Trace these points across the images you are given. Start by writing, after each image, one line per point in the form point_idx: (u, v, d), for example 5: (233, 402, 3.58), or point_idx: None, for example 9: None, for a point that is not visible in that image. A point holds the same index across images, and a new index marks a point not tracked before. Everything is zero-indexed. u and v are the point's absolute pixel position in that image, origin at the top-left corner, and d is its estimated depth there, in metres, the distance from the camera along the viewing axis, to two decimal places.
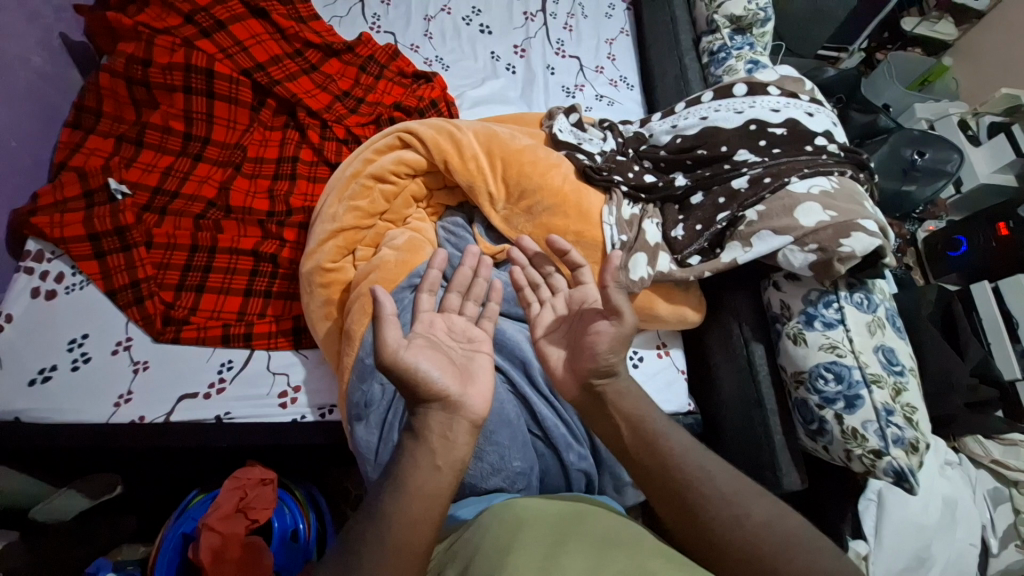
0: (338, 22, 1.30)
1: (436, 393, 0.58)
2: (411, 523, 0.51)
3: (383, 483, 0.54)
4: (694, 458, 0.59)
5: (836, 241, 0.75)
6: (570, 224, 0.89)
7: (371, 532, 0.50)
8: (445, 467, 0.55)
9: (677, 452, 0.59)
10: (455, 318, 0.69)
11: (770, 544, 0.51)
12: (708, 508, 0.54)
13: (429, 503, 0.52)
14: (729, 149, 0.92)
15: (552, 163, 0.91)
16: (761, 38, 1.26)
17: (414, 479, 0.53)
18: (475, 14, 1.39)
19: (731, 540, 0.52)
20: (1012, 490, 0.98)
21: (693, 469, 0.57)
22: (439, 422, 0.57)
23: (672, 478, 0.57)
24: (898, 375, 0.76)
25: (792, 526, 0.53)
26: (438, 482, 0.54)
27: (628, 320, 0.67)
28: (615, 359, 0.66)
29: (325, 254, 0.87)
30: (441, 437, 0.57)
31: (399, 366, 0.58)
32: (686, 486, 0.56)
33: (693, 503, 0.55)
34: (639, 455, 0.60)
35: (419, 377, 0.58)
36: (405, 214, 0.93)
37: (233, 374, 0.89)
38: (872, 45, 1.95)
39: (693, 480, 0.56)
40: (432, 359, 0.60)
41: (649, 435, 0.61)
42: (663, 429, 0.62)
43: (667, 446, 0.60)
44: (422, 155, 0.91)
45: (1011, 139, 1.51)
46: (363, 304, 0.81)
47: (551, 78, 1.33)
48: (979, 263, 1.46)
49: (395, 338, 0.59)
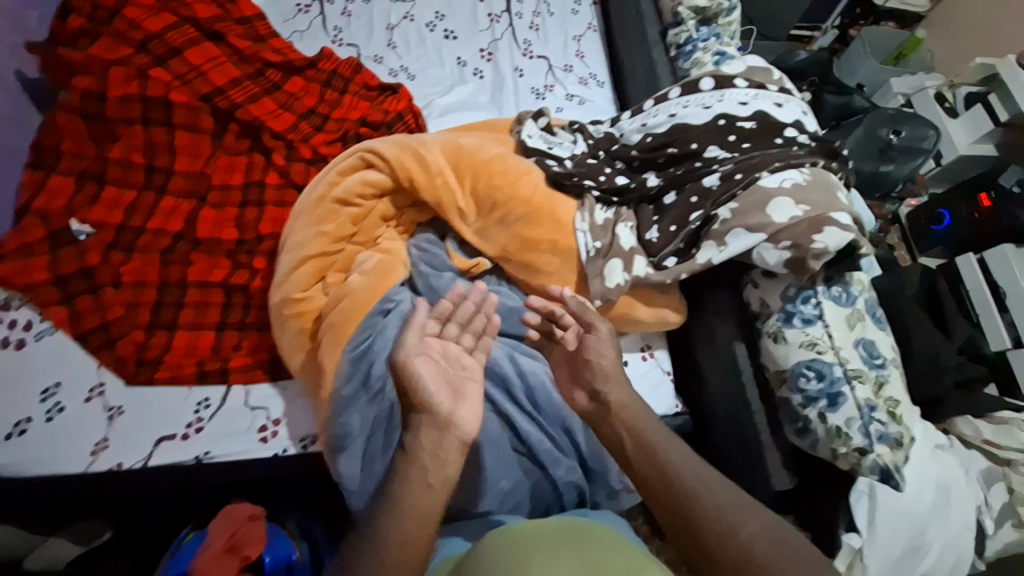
0: (299, 37, 1.28)
1: (425, 412, 0.62)
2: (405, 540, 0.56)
3: (382, 501, 0.59)
4: (691, 467, 0.65)
5: (809, 237, 0.73)
6: (544, 233, 0.89)
7: (368, 547, 0.56)
8: (437, 484, 0.60)
9: (675, 463, 0.65)
10: (451, 345, 0.68)
11: (764, 551, 0.58)
12: (704, 516, 0.61)
13: (421, 520, 0.58)
14: (699, 145, 0.91)
15: (522, 172, 0.91)
16: (727, 27, 1.22)
17: (407, 499, 0.58)
18: (439, 20, 1.37)
19: (725, 542, 0.59)
20: (1006, 469, 0.93)
21: (692, 479, 0.64)
22: (429, 440, 0.61)
23: (672, 484, 0.64)
24: (880, 369, 0.73)
25: (782, 533, 0.60)
26: (430, 499, 0.59)
27: (603, 328, 0.74)
28: (608, 366, 0.72)
29: (294, 284, 0.82)
30: (433, 455, 0.61)
31: (405, 368, 0.64)
32: (683, 492, 0.63)
33: (691, 510, 0.62)
34: (639, 461, 0.67)
35: (417, 390, 0.62)
36: (375, 235, 0.89)
37: (210, 413, 0.87)
38: (844, 21, 1.97)
39: (691, 489, 0.63)
40: (430, 370, 0.64)
41: (649, 447, 0.67)
42: (662, 440, 0.68)
43: (666, 457, 0.66)
44: (387, 175, 0.87)
45: (988, 108, 1.52)
46: (336, 335, 0.78)
47: (520, 80, 1.32)
48: (962, 236, 1.53)
49: (411, 341, 0.65)
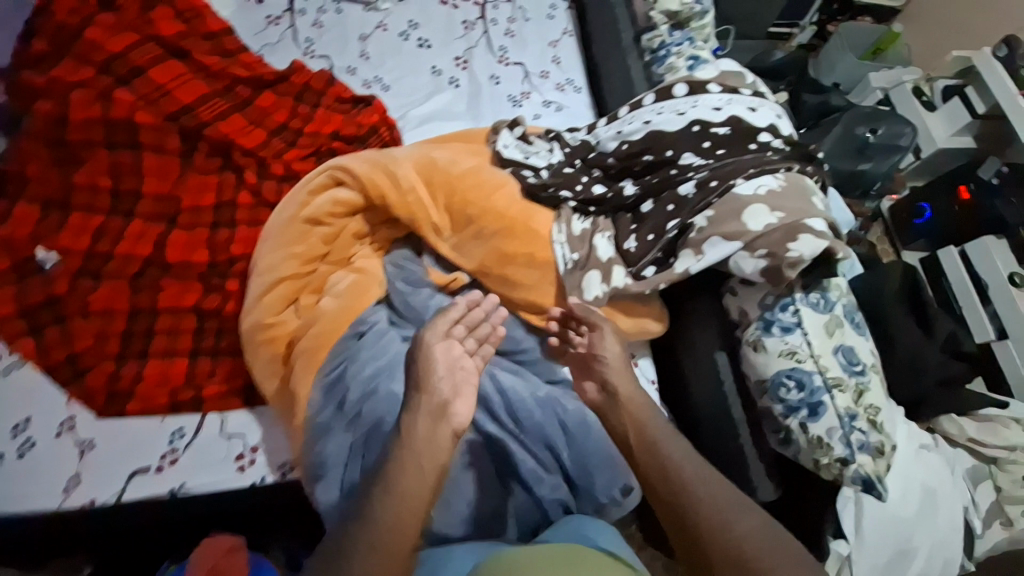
0: (270, 51, 1.25)
1: (428, 398, 0.68)
2: (403, 520, 0.59)
3: (377, 486, 0.61)
4: (688, 463, 0.72)
5: (784, 245, 0.73)
6: (520, 247, 0.88)
7: (362, 530, 0.58)
8: (429, 468, 0.64)
9: (675, 459, 0.72)
10: (455, 346, 0.74)
11: (752, 547, 0.61)
12: (698, 508, 0.66)
13: (410, 502, 0.61)
14: (674, 153, 0.90)
15: (498, 185, 0.90)
16: (701, 30, 1.22)
17: (400, 482, 0.61)
18: (413, 29, 1.35)
19: (716, 535, 0.63)
20: (992, 466, 0.94)
21: (690, 476, 0.70)
22: (425, 425, 0.66)
23: (670, 478, 0.71)
24: (858, 376, 0.73)
25: (777, 537, 0.62)
26: (421, 482, 0.62)
27: (604, 328, 0.86)
28: (615, 359, 0.85)
29: (264, 309, 0.79)
30: (426, 441, 0.65)
31: (422, 350, 0.72)
32: (680, 486, 0.69)
33: (687, 503, 0.67)
34: (641, 453, 0.76)
35: (426, 373, 0.70)
36: (348, 254, 0.87)
37: (185, 443, 0.86)
38: (822, 18, 1.97)
39: (687, 483, 0.69)
40: (445, 358, 0.72)
41: (651, 442, 0.76)
42: (665, 437, 0.76)
43: (665, 451, 0.74)
44: (357, 193, 0.85)
45: (965, 101, 1.53)
46: (309, 362, 0.77)
47: (496, 88, 1.30)
48: (944, 229, 1.54)
49: (433, 332, 0.74)
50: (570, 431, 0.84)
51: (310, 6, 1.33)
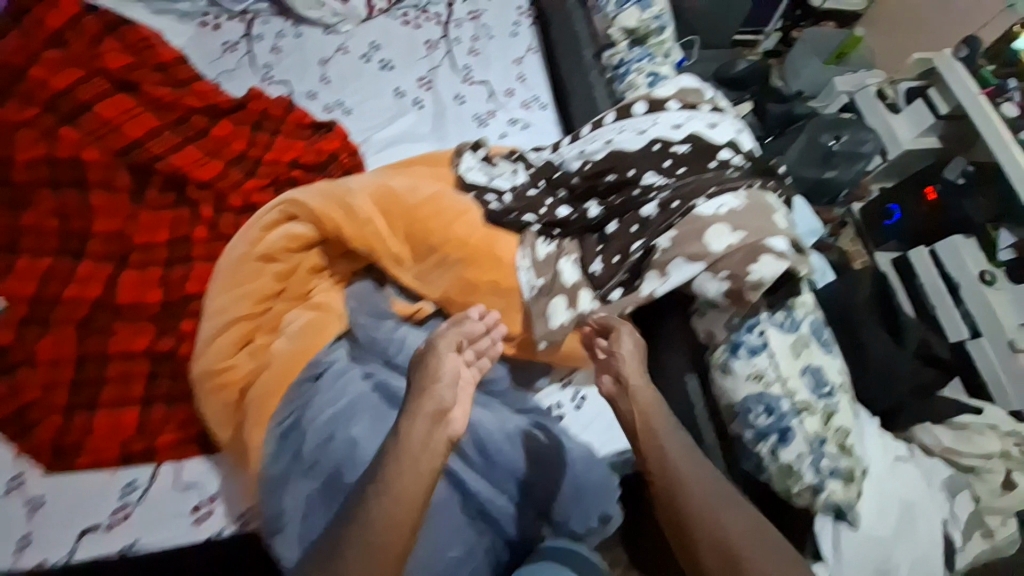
0: (227, 78, 1.22)
1: (431, 405, 0.65)
2: (394, 523, 0.58)
3: (372, 485, 0.60)
4: (697, 466, 0.68)
5: (745, 267, 0.72)
6: (484, 274, 0.86)
7: (357, 532, 0.58)
8: (426, 472, 0.61)
9: (674, 452, 0.68)
10: (456, 359, 0.71)
11: (743, 549, 0.60)
12: (694, 506, 0.64)
13: (408, 505, 0.59)
14: (637, 172, 0.88)
15: (459, 211, 0.88)
16: (661, 46, 1.20)
17: (399, 484, 0.60)
18: (375, 50, 1.32)
19: (709, 535, 0.62)
20: (970, 476, 0.94)
21: (688, 471, 0.67)
22: (423, 430, 0.64)
23: (669, 471, 0.67)
24: (827, 398, 0.73)
25: (767, 538, 0.62)
26: (419, 483, 0.61)
27: (618, 326, 0.79)
28: (627, 350, 0.78)
29: (214, 355, 0.77)
30: (423, 446, 0.63)
31: (426, 357, 0.70)
32: (678, 481, 0.66)
33: (683, 499, 0.65)
34: (649, 448, 0.70)
35: (430, 380, 0.68)
36: (306, 290, 0.85)
37: (139, 496, 0.83)
38: (786, 24, 2.01)
39: (687, 479, 0.66)
40: (451, 366, 0.70)
41: (653, 432, 0.71)
42: (667, 427, 0.71)
43: (666, 443, 0.70)
44: (310, 227, 0.82)
45: (928, 102, 1.52)
46: (260, 408, 0.74)
47: (461, 108, 1.27)
48: (912, 229, 1.56)
49: (443, 340, 0.72)
50: (543, 465, 0.83)
51: (268, 31, 1.30)
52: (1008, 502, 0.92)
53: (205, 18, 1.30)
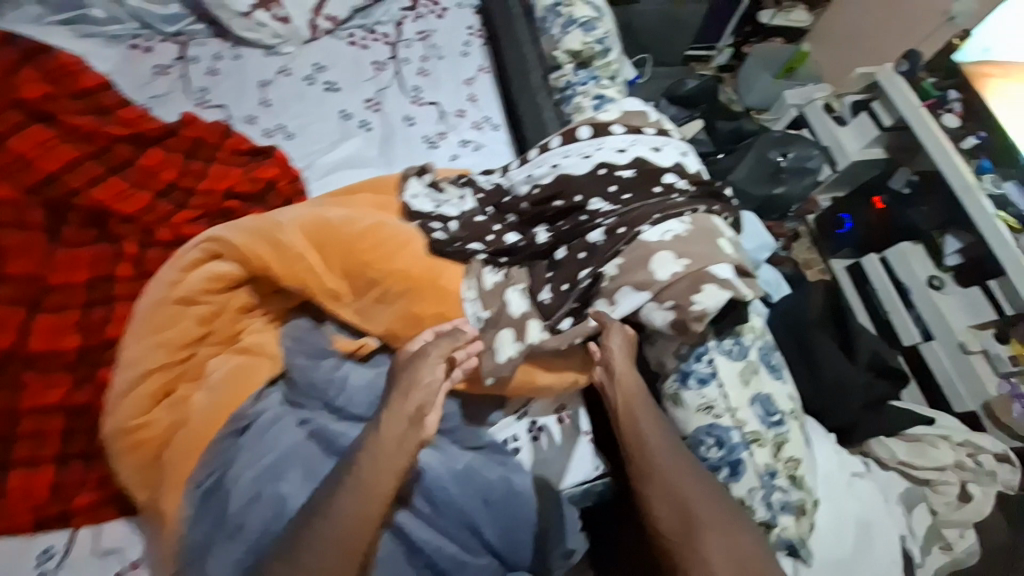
0: (157, 103, 1.15)
1: (408, 408, 0.71)
2: (362, 518, 0.64)
3: (344, 479, 0.66)
4: (671, 447, 0.70)
5: (689, 297, 0.71)
6: (429, 308, 0.82)
7: (316, 524, 0.63)
8: (392, 468, 0.67)
9: (650, 429, 0.70)
10: (439, 370, 0.75)
11: (698, 520, 0.65)
12: (660, 478, 0.67)
13: (370, 500, 0.65)
14: (583, 197, 0.86)
15: (400, 243, 0.84)
16: (606, 67, 1.22)
17: (369, 479, 0.66)
18: (319, 72, 1.28)
19: (670, 506, 0.66)
20: (925, 488, 0.94)
21: (660, 447, 0.69)
22: (397, 431, 0.69)
23: (643, 445, 0.69)
24: (777, 427, 0.73)
25: (726, 512, 0.65)
26: (386, 482, 0.66)
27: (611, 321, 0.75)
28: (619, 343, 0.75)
29: (127, 410, 0.71)
30: (395, 446, 0.68)
31: (409, 364, 0.75)
32: (649, 455, 0.69)
33: (651, 471, 0.68)
34: (626, 429, 0.72)
35: (413, 386, 0.72)
36: (234, 332, 0.81)
37: (55, 565, 0.77)
38: (737, 40, 2.05)
39: (657, 454, 0.69)
40: (433, 374, 0.74)
41: (634, 410, 0.72)
42: (647, 405, 0.72)
43: (644, 420, 0.71)
44: (237, 266, 0.78)
45: (873, 115, 1.53)
46: (178, 469, 0.70)
47: (410, 130, 1.24)
48: (865, 238, 1.61)
49: (428, 351, 0.75)
50: (495, 506, 0.79)
51: (204, 53, 1.24)
52: (966, 514, 0.91)
53: (135, 41, 1.24)
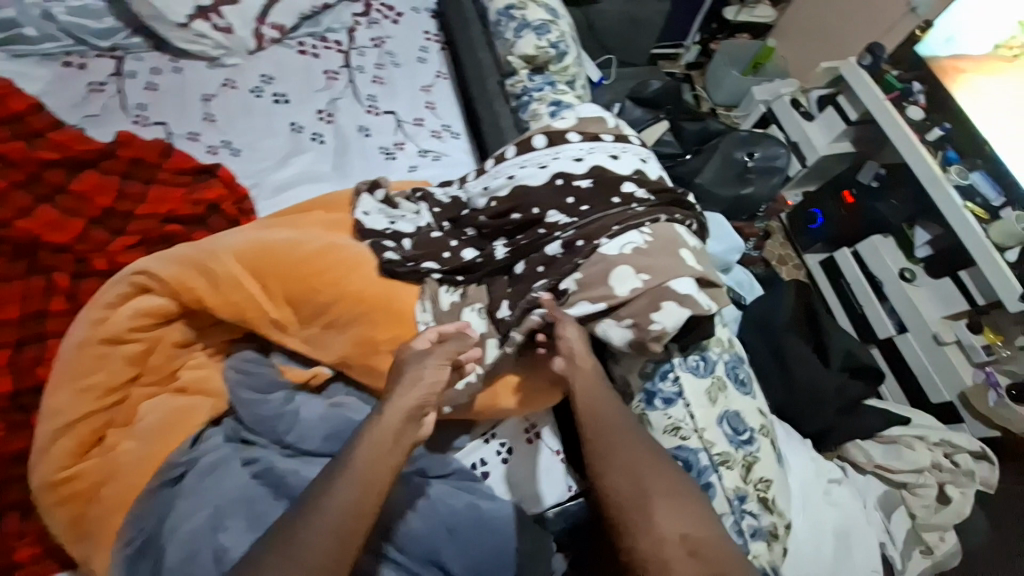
0: (91, 122, 1.08)
1: (416, 398, 0.66)
2: (361, 512, 0.56)
3: (339, 465, 0.59)
4: (627, 419, 0.66)
5: (648, 315, 0.69)
6: (380, 334, 0.77)
7: (315, 510, 0.55)
8: (400, 452, 0.62)
9: (607, 404, 0.67)
10: (441, 370, 0.69)
11: (656, 487, 0.59)
12: (617, 445, 0.63)
13: (372, 487, 0.58)
14: (541, 210, 0.83)
15: (350, 265, 0.78)
16: (563, 72, 1.16)
17: (370, 464, 0.59)
18: (267, 84, 1.22)
19: (625, 471, 0.61)
20: (903, 492, 0.92)
21: (616, 417, 0.66)
22: (398, 421, 0.63)
23: (600, 416, 0.66)
24: (746, 446, 0.70)
25: (682, 485, 0.60)
26: (389, 467, 0.60)
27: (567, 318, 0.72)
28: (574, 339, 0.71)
29: (51, 463, 0.65)
30: (399, 435, 0.63)
31: (409, 360, 0.70)
32: (605, 423, 0.65)
33: (607, 439, 0.64)
34: (583, 399, 0.68)
35: (415, 376, 0.68)
36: (171, 369, 0.76)
37: None
38: (703, 37, 2.04)
39: (613, 423, 0.65)
40: (434, 371, 0.69)
41: (591, 386, 0.69)
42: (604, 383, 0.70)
43: (602, 395, 0.68)
44: (167, 299, 0.72)
45: (839, 109, 1.54)
46: (105, 525, 0.65)
47: (366, 140, 1.19)
48: (835, 233, 1.57)
49: (424, 349, 0.71)
50: (460, 537, 0.74)
51: (142, 67, 1.18)
52: (945, 518, 0.90)
53: (68, 57, 1.16)
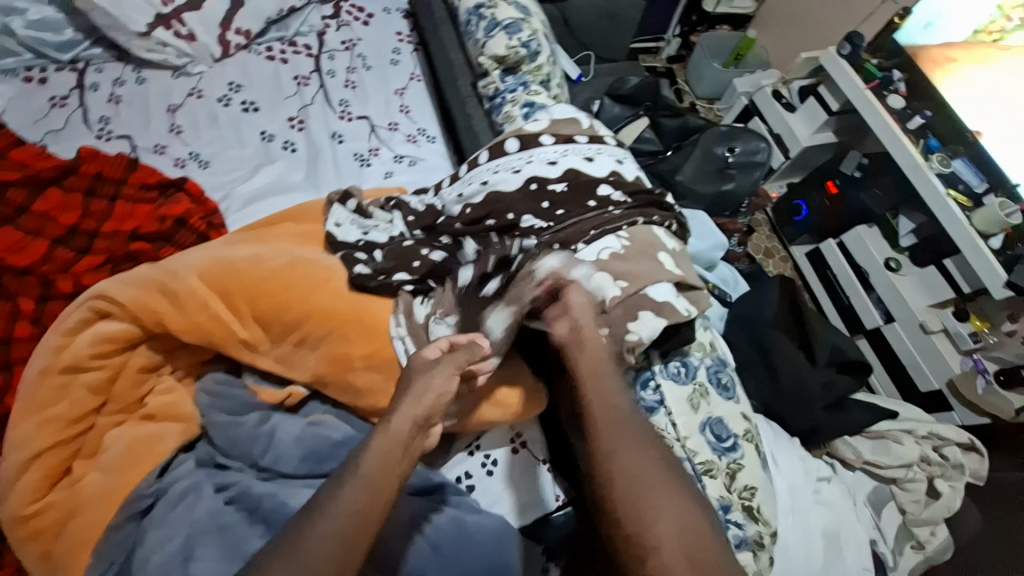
0: (53, 138, 1.04)
1: (425, 403, 0.65)
2: (364, 520, 0.55)
3: (345, 470, 0.58)
4: (632, 415, 0.64)
5: (625, 324, 0.69)
6: (354, 350, 0.74)
7: (320, 517, 0.54)
8: (407, 458, 0.61)
9: (612, 391, 0.65)
10: (449, 379, 0.67)
11: (657, 487, 0.60)
12: (620, 441, 0.63)
13: (376, 494, 0.57)
14: (515, 216, 0.80)
15: (320, 281, 0.76)
16: (536, 73, 1.14)
17: (374, 469, 0.58)
18: (234, 92, 1.19)
19: (628, 469, 0.61)
20: (892, 487, 0.93)
21: (621, 409, 0.65)
22: (406, 425, 0.63)
23: (604, 408, 0.65)
24: (730, 453, 0.69)
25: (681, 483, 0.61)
26: (395, 471, 0.60)
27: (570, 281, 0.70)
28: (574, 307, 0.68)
29: (17, 497, 0.63)
30: (406, 442, 0.62)
31: (421, 366, 0.68)
32: (611, 417, 0.64)
33: (612, 433, 0.63)
34: (588, 386, 0.65)
35: (422, 382, 0.66)
36: (138, 396, 0.73)
37: None
38: (684, 29, 2.04)
39: (619, 415, 0.64)
40: (445, 379, 0.67)
41: (598, 372, 0.66)
42: (610, 367, 0.67)
43: (609, 381, 0.66)
44: (129, 323, 0.69)
45: (820, 99, 1.52)
46: (73, 563, 0.63)
47: (339, 147, 1.16)
48: (821, 224, 1.57)
49: (433, 359, 0.68)
50: (444, 553, 0.71)
51: (104, 79, 1.14)
52: (935, 512, 0.88)
53: (29, 72, 1.13)
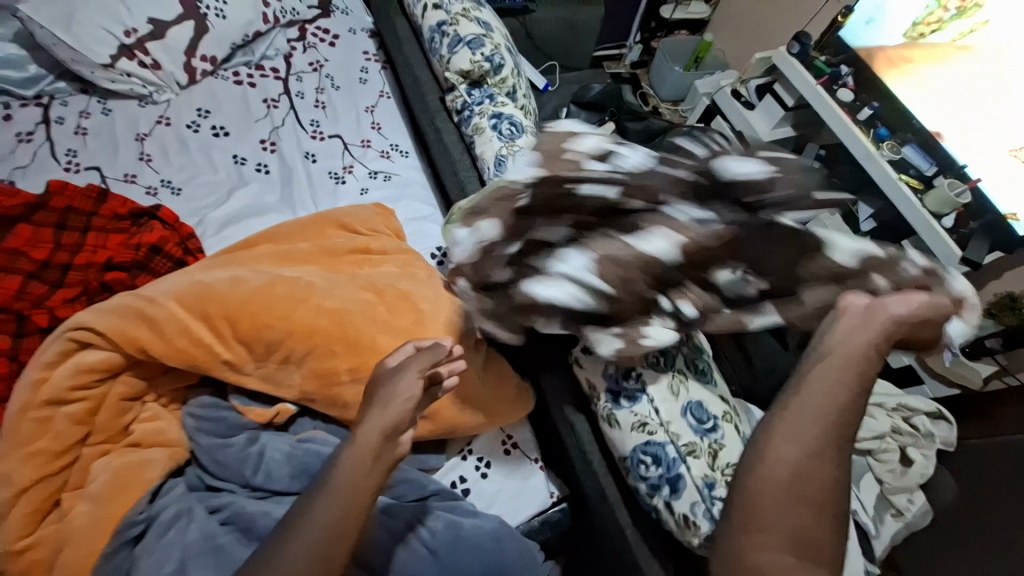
0: (20, 174, 1.03)
1: (392, 415, 0.65)
2: (337, 536, 0.58)
3: (319, 488, 0.61)
4: (836, 426, 0.60)
5: (639, 326, 0.65)
6: (340, 363, 0.74)
7: (295, 538, 0.57)
8: (377, 469, 0.63)
9: (842, 394, 0.62)
10: (411, 385, 0.67)
11: (813, 489, 0.57)
12: (820, 433, 0.60)
13: (347, 506, 0.60)
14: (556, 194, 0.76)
15: (300, 297, 0.75)
16: (501, 84, 1.18)
17: (347, 483, 0.61)
18: (203, 117, 1.19)
19: (808, 458, 0.58)
20: (868, 458, 0.96)
21: (841, 409, 0.61)
22: (372, 439, 0.63)
23: (830, 402, 0.61)
24: (712, 433, 0.71)
25: (830, 511, 0.57)
26: (369, 481, 0.62)
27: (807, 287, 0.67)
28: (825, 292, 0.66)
29: (3, 534, 0.62)
30: (374, 455, 0.63)
31: (383, 374, 0.68)
32: (832, 411, 0.61)
33: (819, 424, 0.60)
34: (824, 370, 0.63)
35: (388, 391, 0.66)
36: (121, 425, 0.72)
37: None
38: (644, 35, 2.09)
39: (835, 414, 0.61)
40: (409, 388, 0.66)
41: (840, 365, 0.63)
42: (855, 372, 0.63)
43: (845, 383, 0.62)
44: (110, 351, 0.69)
45: (776, 96, 1.59)
46: None
47: (313, 166, 1.17)
48: None
49: (397, 365, 0.68)
50: (443, 559, 0.72)
51: (69, 112, 1.13)
52: (910, 480, 0.93)
53: None
